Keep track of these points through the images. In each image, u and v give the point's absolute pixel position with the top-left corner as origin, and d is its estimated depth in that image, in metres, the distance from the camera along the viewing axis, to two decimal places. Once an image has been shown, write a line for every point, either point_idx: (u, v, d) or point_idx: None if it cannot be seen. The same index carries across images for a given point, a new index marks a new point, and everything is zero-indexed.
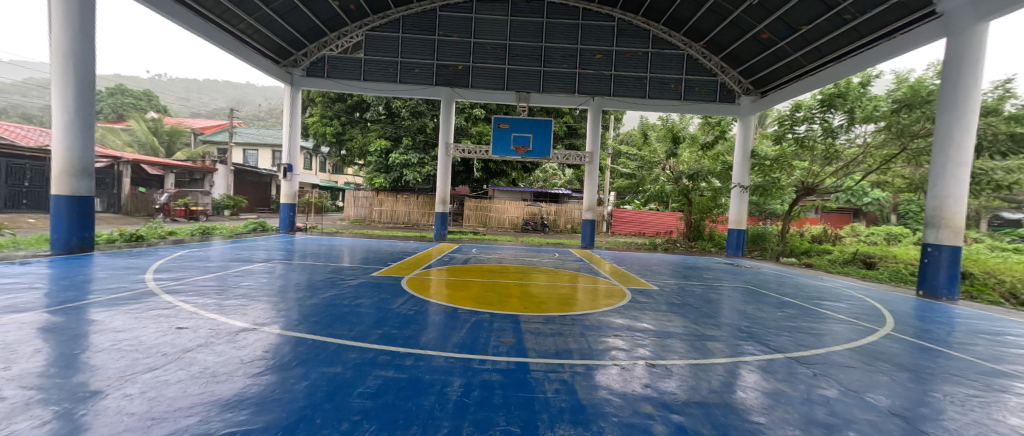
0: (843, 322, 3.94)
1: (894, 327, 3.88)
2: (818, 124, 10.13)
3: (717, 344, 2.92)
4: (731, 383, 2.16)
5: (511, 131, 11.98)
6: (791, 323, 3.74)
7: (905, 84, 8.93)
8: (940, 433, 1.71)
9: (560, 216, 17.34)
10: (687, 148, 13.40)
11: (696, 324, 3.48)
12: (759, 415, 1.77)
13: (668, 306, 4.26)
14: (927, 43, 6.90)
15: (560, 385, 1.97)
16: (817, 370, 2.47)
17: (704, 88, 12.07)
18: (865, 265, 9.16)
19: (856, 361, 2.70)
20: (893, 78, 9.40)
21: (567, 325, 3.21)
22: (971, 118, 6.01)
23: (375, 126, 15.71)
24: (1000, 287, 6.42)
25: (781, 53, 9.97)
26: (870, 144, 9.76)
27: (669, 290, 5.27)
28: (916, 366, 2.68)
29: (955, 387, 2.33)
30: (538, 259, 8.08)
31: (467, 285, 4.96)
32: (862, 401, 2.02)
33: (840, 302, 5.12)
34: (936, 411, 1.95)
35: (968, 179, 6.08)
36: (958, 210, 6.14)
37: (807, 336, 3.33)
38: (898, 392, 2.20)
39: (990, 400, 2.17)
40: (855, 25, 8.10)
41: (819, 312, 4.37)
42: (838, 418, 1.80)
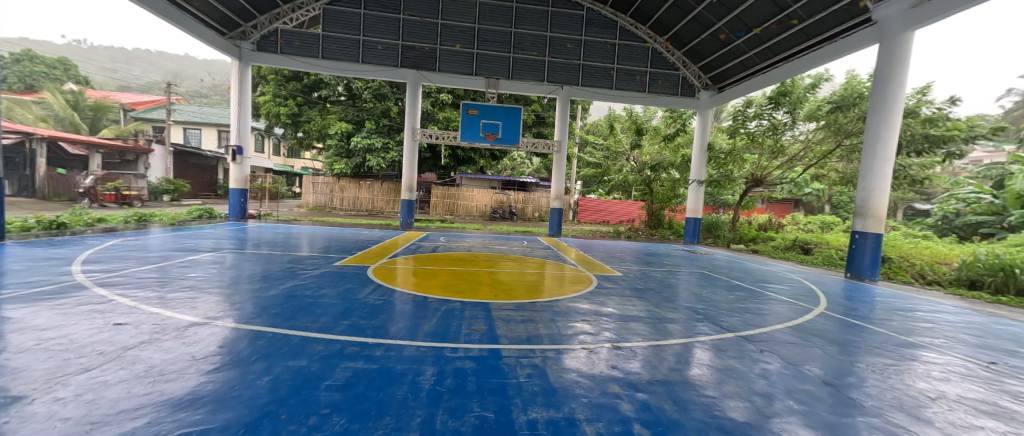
0: (785, 303, 4.33)
1: (828, 306, 4.32)
2: (767, 120, 10.72)
3: (675, 326, 3.11)
4: (687, 361, 2.33)
5: (480, 117, 11.80)
6: (739, 305, 4.08)
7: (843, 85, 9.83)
8: (862, 398, 1.94)
9: (528, 205, 17.48)
10: (650, 140, 13.58)
11: (656, 308, 3.69)
12: (712, 389, 1.92)
13: (632, 291, 4.46)
14: (861, 49, 7.55)
15: (531, 369, 2.01)
16: (762, 347, 2.72)
17: (666, 81, 12.53)
18: (803, 251, 10.11)
19: (795, 337, 3.00)
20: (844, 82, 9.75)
21: (536, 312, 3.27)
22: (895, 118, 6.68)
23: (335, 108, 14.92)
24: (911, 269, 7.27)
25: (737, 50, 10.52)
26: (811, 140, 10.64)
27: (631, 276, 5.52)
28: (844, 340, 3.02)
29: (875, 358, 2.65)
30: (507, 247, 8.17)
31: (435, 273, 4.92)
32: (801, 373, 2.26)
33: (782, 284, 5.64)
34: (859, 379, 2.22)
35: (890, 173, 6.80)
36: (881, 201, 6.87)
37: (754, 316, 3.63)
38: (829, 363, 2.47)
39: (902, 367, 2.50)
40: (802, 28, 8.72)
41: (764, 294, 4.79)
42: (777, 387, 2.01)
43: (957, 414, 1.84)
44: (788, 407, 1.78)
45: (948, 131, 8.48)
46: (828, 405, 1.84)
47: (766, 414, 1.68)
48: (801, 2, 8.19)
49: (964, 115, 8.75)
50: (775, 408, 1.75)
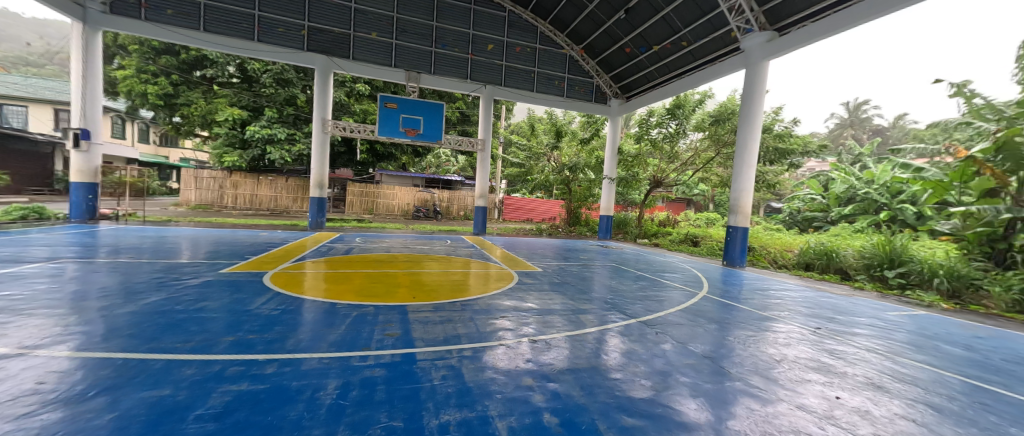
0: (677, 289, 4.98)
1: (709, 290, 5.09)
2: (665, 128, 12.19)
3: (587, 316, 3.35)
4: (596, 348, 2.52)
5: (399, 111, 11.24)
6: (642, 293, 4.57)
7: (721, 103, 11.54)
8: (731, 366, 2.32)
9: (453, 203, 17.25)
10: (569, 143, 14.44)
11: (572, 300, 3.93)
12: (615, 372, 2.11)
13: (551, 285, 4.68)
14: (732, 73, 9.02)
15: (447, 371, 1.97)
16: (658, 329, 3.07)
17: (582, 88, 13.46)
18: (693, 243, 11.72)
19: (684, 319, 3.46)
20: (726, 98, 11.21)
21: (456, 311, 3.23)
22: (755, 132, 8.11)
23: (225, 91, 12.88)
24: (768, 256, 8.89)
25: (640, 65, 11.74)
26: (698, 148, 12.35)
27: (551, 271, 5.80)
28: (720, 319, 3.57)
29: (741, 331, 3.18)
30: (430, 247, 7.95)
31: (348, 277, 4.56)
32: (686, 350, 2.61)
33: (676, 273, 6.47)
34: (729, 350, 2.64)
35: (752, 177, 8.24)
36: (747, 200, 8.29)
37: (653, 302, 4.09)
38: (708, 339, 2.90)
39: (760, 337, 3.04)
40: (691, 50, 10.10)
41: (662, 282, 5.44)
42: (668, 364, 2.29)
43: (792, 371, 2.30)
44: (675, 381, 2.02)
45: (792, 145, 10.56)
46: (706, 374, 2.15)
47: (657, 389, 1.90)
48: (690, 27, 9.51)
49: (801, 131, 10.91)
50: (665, 382, 1.99)
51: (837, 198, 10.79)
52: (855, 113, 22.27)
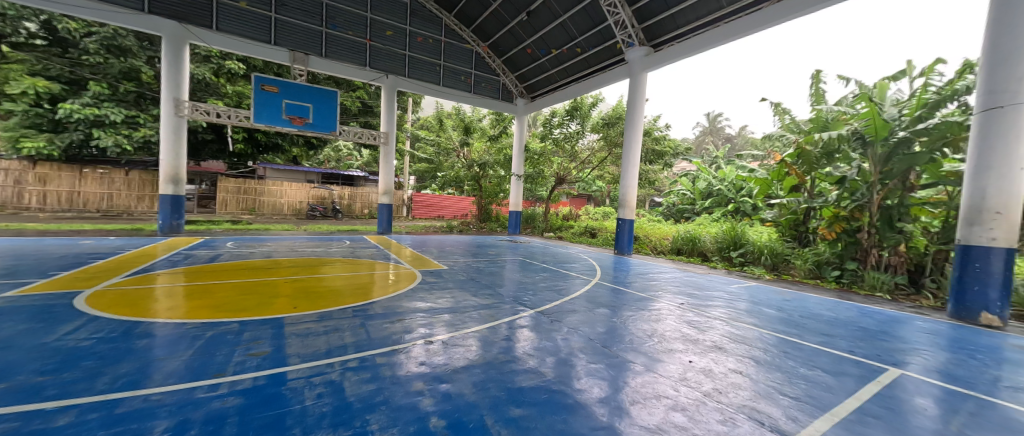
0: (575, 279, 5.39)
1: (602, 277, 5.64)
2: (566, 129, 13.09)
3: (489, 311, 3.39)
4: (494, 342, 2.56)
5: (282, 96, 9.88)
6: (543, 284, 4.81)
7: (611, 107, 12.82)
8: (611, 345, 2.58)
9: (355, 201, 15.91)
10: (478, 139, 14.45)
11: (475, 297, 3.94)
12: (509, 364, 2.16)
13: (456, 283, 4.64)
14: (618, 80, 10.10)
15: (324, 388, 1.78)
16: (554, 318, 3.25)
17: (489, 85, 13.63)
18: (591, 235, 12.89)
19: (577, 306, 3.75)
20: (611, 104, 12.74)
21: (346, 319, 2.96)
22: (638, 135, 9.22)
23: (19, 55, 9.68)
24: (649, 243, 10.23)
25: (542, 67, 12.37)
26: (594, 148, 13.46)
27: (457, 268, 5.75)
28: (607, 302, 3.97)
29: (623, 312, 3.58)
30: (324, 249, 7.21)
31: (209, 289, 3.82)
32: (576, 334, 2.82)
33: (575, 263, 7.02)
34: (612, 331, 2.94)
35: (636, 175, 9.36)
36: (632, 195, 9.42)
37: (552, 292, 4.35)
38: (596, 322, 3.18)
39: (638, 316, 3.46)
40: (585, 56, 11.00)
41: (562, 273, 5.84)
42: (559, 349, 2.44)
43: (659, 343, 2.66)
44: (563, 365, 2.17)
45: (666, 147, 12.25)
46: (591, 354, 2.35)
47: (545, 375, 2.01)
48: (583, 35, 10.36)
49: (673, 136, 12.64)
50: (553, 368, 2.11)
51: (701, 193, 12.93)
52: (714, 123, 26.95)
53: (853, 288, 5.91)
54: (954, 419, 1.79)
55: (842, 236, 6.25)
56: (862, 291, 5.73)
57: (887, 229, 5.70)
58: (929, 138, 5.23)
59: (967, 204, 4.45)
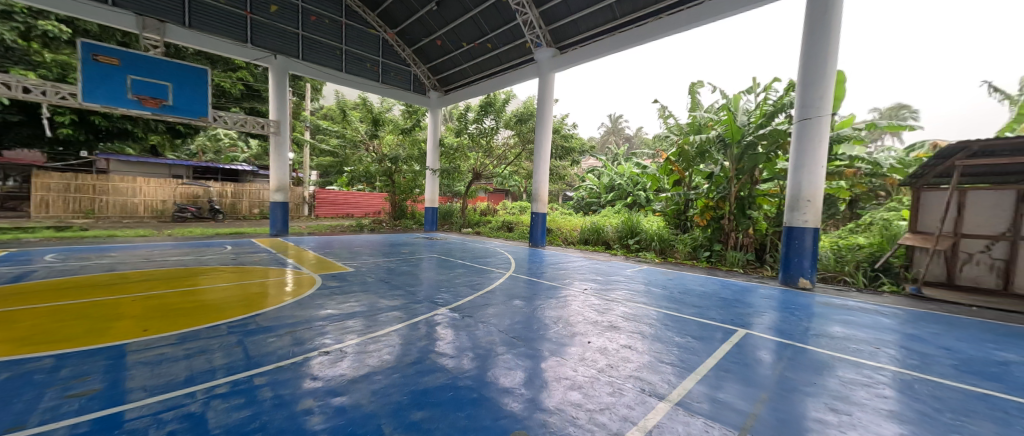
0: (490, 273, 5.45)
1: (516, 270, 5.82)
2: (480, 124, 13.15)
3: (397, 313, 3.23)
4: (400, 345, 2.44)
5: (126, 71, 8.03)
6: (457, 281, 4.75)
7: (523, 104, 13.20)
8: (519, 334, 2.66)
9: (240, 199, 13.99)
10: (389, 132, 13.64)
11: (383, 299, 3.72)
12: (414, 365, 2.08)
13: (361, 286, 4.32)
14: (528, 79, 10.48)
15: (179, 424, 1.49)
16: (465, 313, 3.23)
17: (398, 75, 12.97)
18: (508, 229, 13.23)
19: (489, 299, 3.79)
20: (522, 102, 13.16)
21: (218, 337, 2.52)
22: (547, 133, 9.71)
23: None
24: (560, 235, 10.89)
25: (454, 60, 12.20)
26: (509, 144, 13.86)
27: (364, 270, 5.36)
28: (519, 294, 4.10)
29: (533, 302, 3.73)
30: (196, 256, 6.09)
31: (9, 317, 2.90)
32: (486, 327, 2.85)
33: (491, 257, 7.12)
34: (521, 320, 3.04)
35: (547, 171, 9.84)
36: (544, 190, 9.90)
37: (465, 288, 4.33)
38: (507, 314, 3.25)
39: (546, 304, 3.64)
40: (496, 52, 11.15)
41: (477, 268, 5.86)
42: (468, 345, 2.43)
43: (563, 328, 2.84)
44: (470, 360, 2.17)
45: (573, 144, 13.06)
46: (499, 346, 2.40)
47: (452, 372, 1.98)
48: (494, 32, 10.49)
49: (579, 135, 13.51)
50: (461, 364, 2.10)
51: (605, 187, 14.18)
52: (615, 124, 29.79)
53: (719, 266, 7.15)
54: (780, 365, 2.26)
55: (711, 222, 7.46)
56: (725, 268, 6.96)
57: (742, 216, 6.99)
58: (767, 142, 6.54)
59: (790, 194, 5.69)
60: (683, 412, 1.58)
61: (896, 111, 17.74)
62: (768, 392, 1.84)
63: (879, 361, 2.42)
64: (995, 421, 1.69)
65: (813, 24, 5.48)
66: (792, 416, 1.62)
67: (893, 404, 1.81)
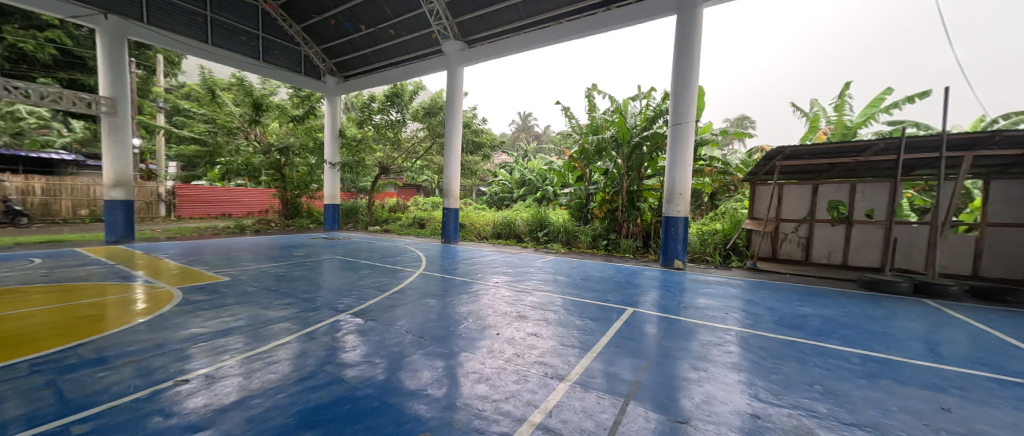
0: (398, 272, 5.20)
1: (427, 267, 5.67)
2: (386, 116, 12.39)
3: (285, 324, 2.85)
4: (287, 359, 2.15)
5: None
6: (361, 283, 4.41)
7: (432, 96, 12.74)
8: (426, 333, 2.58)
9: (60, 197, 10.86)
10: (275, 118, 11.92)
11: (268, 309, 3.25)
12: (304, 381, 1.86)
13: (239, 296, 3.70)
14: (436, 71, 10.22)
15: None
16: (369, 317, 3.01)
17: (285, 54, 11.45)
18: (420, 226, 12.81)
19: (396, 300, 3.60)
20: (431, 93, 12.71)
21: (14, 380, 1.90)
22: (457, 127, 9.64)
23: None
24: (473, 230, 10.93)
25: (354, 44, 11.23)
26: (418, 137, 13.38)
27: (244, 278, 4.62)
28: (428, 292, 3.98)
29: (443, 299, 3.66)
30: None
31: None
32: (392, 329, 2.70)
33: (400, 256, 6.80)
34: (429, 319, 2.95)
35: (458, 165, 9.77)
36: (455, 185, 9.81)
37: (369, 290, 4.04)
38: (415, 313, 3.13)
39: (457, 300, 3.61)
40: (400, 39, 10.57)
41: (384, 268, 5.53)
42: (370, 350, 2.27)
43: (474, 322, 2.86)
44: (373, 365, 2.02)
45: (484, 139, 13.12)
46: (406, 347, 2.29)
47: (349, 383, 1.82)
48: (398, 19, 9.92)
49: (489, 130, 13.62)
50: (361, 372, 1.94)
51: (516, 182, 14.69)
52: (525, 121, 31.08)
53: (613, 252, 8.02)
54: (659, 335, 2.63)
55: (608, 214, 8.31)
56: (619, 254, 7.84)
57: (631, 207, 7.94)
58: (650, 143, 7.53)
59: (667, 188, 6.65)
60: (579, 389, 1.72)
61: (741, 121, 22.05)
62: (648, 361, 2.13)
63: (728, 324, 2.99)
64: (798, 360, 2.24)
65: (682, 43, 6.42)
66: (667, 378, 1.89)
67: (735, 357, 2.25)
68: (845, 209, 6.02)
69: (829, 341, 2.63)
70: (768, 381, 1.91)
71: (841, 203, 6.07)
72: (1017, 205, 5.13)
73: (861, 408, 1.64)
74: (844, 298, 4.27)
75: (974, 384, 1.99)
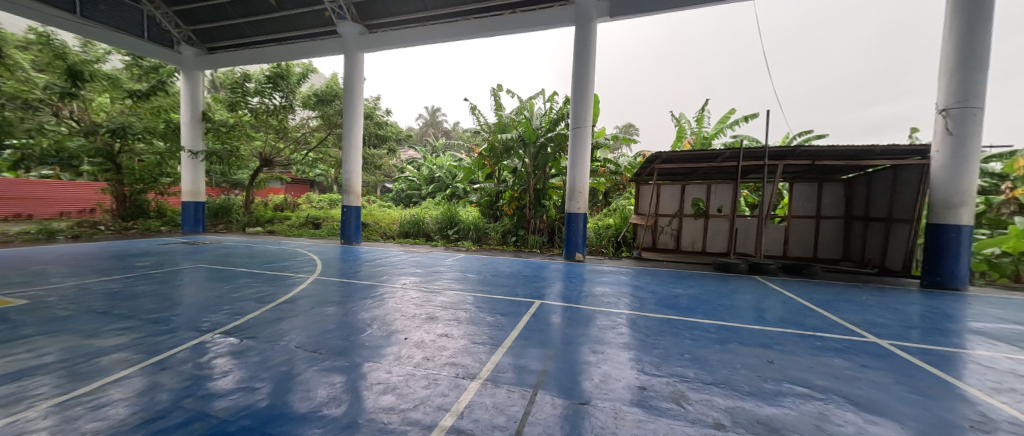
0: (286, 279, 4.55)
1: (323, 272, 5.09)
2: (268, 99, 10.74)
3: (124, 353, 2.25)
4: (126, 398, 1.70)
5: None
6: (236, 295, 3.72)
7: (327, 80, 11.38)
8: (322, 346, 2.31)
9: None
10: (99, 88, 9.29)
11: (94, 337, 2.51)
12: (153, 423, 1.49)
13: (46, 324, 2.79)
14: (332, 54, 9.22)
15: None
16: (247, 334, 2.56)
17: (119, 11, 9.04)
18: (314, 226, 11.47)
19: (284, 311, 3.14)
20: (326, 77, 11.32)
21: None
22: (358, 118, 8.88)
23: None
24: (378, 229, 10.22)
25: (221, 11, 9.52)
26: (311, 127, 11.92)
27: (55, 299, 3.50)
28: (325, 299, 3.58)
29: (343, 306, 3.32)
30: None
31: None
32: (278, 345, 2.34)
33: (289, 261, 5.97)
34: (325, 330, 2.65)
35: (359, 159, 9.00)
36: (356, 181, 9.00)
37: (248, 302, 3.44)
38: (308, 324, 2.78)
39: (359, 306, 3.32)
40: (284, 13, 9.22)
41: (268, 275, 4.78)
42: (248, 374, 1.92)
43: (379, 328, 2.66)
44: (252, 390, 1.73)
45: (388, 132, 12.28)
46: (295, 364, 2.01)
47: (220, 416, 1.52)
48: None
49: (394, 122, 12.84)
50: (236, 401, 1.64)
51: (425, 179, 14.20)
52: (433, 116, 30.30)
53: (522, 248, 8.36)
54: (563, 324, 2.83)
55: (516, 211, 8.62)
56: (527, 249, 8.21)
57: (538, 204, 8.38)
58: (554, 144, 8.04)
59: (569, 187, 7.18)
60: (490, 385, 1.74)
61: (628, 129, 25.08)
62: (553, 349, 2.27)
63: (620, 308, 3.37)
64: (672, 334, 2.64)
65: (581, 53, 6.98)
66: (570, 364, 2.04)
67: (626, 337, 2.55)
68: (704, 205, 7.31)
69: (693, 316, 3.17)
70: (651, 355, 2.20)
71: (701, 200, 7.35)
72: (808, 201, 6.90)
73: (717, 369, 2.01)
74: (703, 279, 5.20)
75: (787, 339, 2.61)
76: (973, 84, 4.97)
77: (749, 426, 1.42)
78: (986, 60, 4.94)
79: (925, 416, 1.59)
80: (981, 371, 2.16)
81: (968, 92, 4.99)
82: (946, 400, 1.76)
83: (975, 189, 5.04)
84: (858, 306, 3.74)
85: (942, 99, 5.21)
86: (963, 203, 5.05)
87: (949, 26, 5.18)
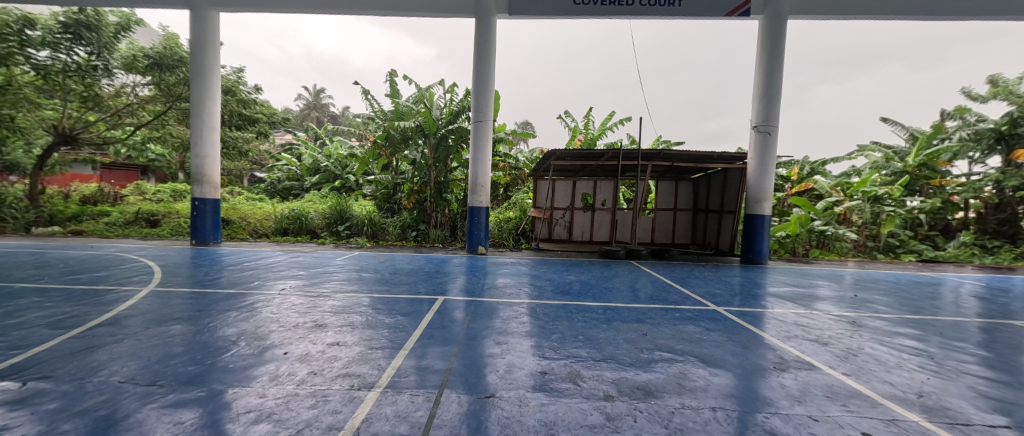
0: (103, 294, 3.47)
1: (163, 281, 4.04)
2: (65, 56, 8.19)
3: None
4: None
5: None
6: (13, 321, 2.67)
7: (161, 37, 8.91)
8: (165, 375, 1.83)
9: None
10: None
11: None
12: None
13: None
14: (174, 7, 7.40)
15: None
16: (34, 374, 1.85)
17: None
18: (148, 224, 9.04)
19: (100, 337, 2.38)
20: (160, 34, 8.84)
21: None
22: (215, 91, 7.29)
23: None
24: (246, 227, 8.59)
25: None
26: (141, 97, 9.32)
27: None
28: (166, 316, 2.84)
29: (193, 323, 2.68)
30: None
31: None
32: (88, 383, 1.75)
33: (108, 269, 4.59)
34: (168, 354, 2.10)
35: (217, 142, 7.45)
36: (214, 168, 7.42)
37: (34, 330, 2.50)
38: (143, 350, 2.17)
39: (218, 321, 2.73)
40: None
41: (73, 291, 3.58)
42: (34, 428, 1.38)
43: (249, 345, 2.24)
44: None
45: (257, 113, 10.38)
46: (121, 405, 1.53)
47: None
48: None
49: (264, 101, 10.90)
50: None
51: (307, 169, 12.47)
52: (316, 98, 26.84)
53: (423, 243, 8.06)
54: (466, 319, 2.82)
55: (415, 205, 8.25)
56: (428, 244, 7.95)
57: (439, 197, 8.19)
58: (455, 136, 7.92)
59: (472, 180, 7.21)
60: (392, 392, 1.62)
61: (524, 127, 26.33)
62: (456, 346, 2.24)
63: (520, 299, 3.52)
64: (566, 319, 2.87)
65: (481, 46, 7.00)
66: (475, 359, 2.04)
67: (527, 326, 2.67)
68: (591, 199, 8.15)
69: (584, 300, 3.51)
70: (550, 341, 2.35)
71: (589, 194, 8.19)
72: (668, 196, 8.27)
73: (604, 345, 2.27)
74: (591, 266, 5.80)
75: (656, 313, 3.09)
76: (771, 109, 6.63)
77: (631, 393, 1.63)
78: (778, 93, 6.64)
79: (746, 363, 2.07)
80: (777, 324, 2.92)
81: (768, 115, 6.64)
82: (759, 349, 2.32)
83: (771, 188, 6.79)
84: (703, 281, 4.67)
85: (754, 119, 6.82)
86: (765, 198, 6.81)
87: (758, 64, 6.78)
